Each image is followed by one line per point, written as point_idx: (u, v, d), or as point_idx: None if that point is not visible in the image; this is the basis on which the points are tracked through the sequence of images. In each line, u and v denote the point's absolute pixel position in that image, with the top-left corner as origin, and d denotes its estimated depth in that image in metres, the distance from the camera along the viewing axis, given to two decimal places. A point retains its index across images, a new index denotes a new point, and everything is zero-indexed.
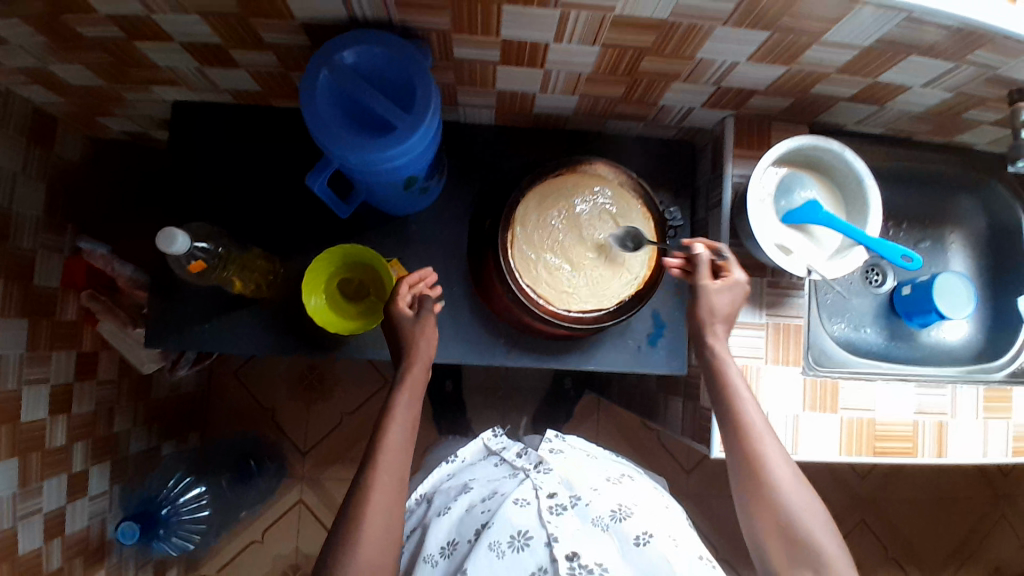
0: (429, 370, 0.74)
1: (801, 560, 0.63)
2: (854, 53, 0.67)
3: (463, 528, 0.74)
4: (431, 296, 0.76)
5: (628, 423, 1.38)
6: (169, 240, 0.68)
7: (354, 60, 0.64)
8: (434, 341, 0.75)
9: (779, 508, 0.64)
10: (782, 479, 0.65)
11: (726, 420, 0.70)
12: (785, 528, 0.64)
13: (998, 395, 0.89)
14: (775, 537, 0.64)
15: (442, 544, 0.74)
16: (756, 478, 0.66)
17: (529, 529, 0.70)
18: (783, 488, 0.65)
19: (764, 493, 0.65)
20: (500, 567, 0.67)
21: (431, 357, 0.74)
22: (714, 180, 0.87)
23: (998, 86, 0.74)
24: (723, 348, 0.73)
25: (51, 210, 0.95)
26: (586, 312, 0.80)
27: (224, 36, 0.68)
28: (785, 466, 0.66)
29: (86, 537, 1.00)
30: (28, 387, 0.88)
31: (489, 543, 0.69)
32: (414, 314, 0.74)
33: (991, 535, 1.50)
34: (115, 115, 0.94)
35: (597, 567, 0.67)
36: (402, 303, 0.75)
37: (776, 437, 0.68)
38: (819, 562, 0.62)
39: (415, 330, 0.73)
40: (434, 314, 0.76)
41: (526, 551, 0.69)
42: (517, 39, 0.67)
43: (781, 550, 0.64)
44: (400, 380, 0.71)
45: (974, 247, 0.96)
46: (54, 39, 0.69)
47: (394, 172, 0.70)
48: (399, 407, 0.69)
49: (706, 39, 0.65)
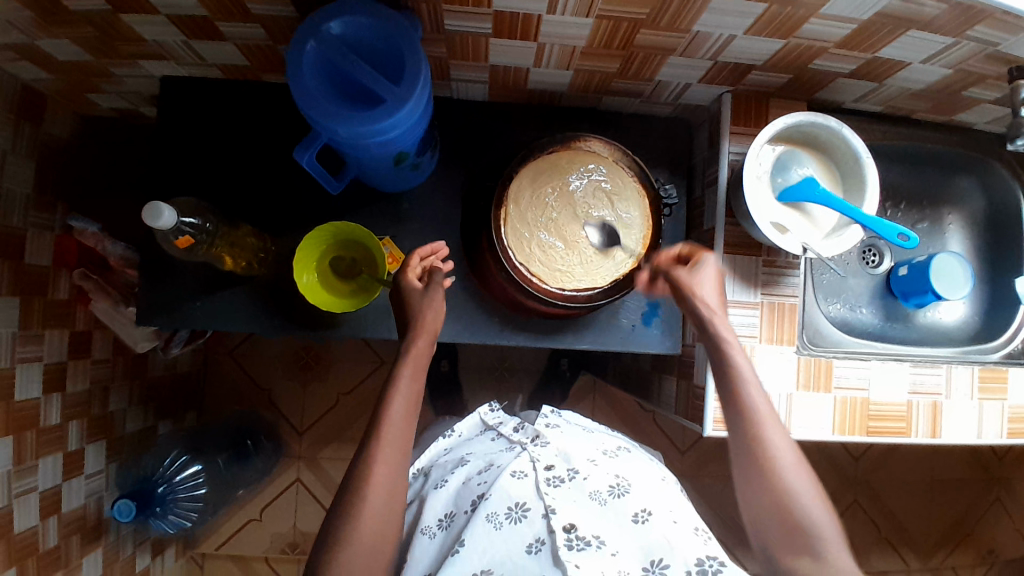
0: (434, 345, 0.72)
1: (800, 548, 0.63)
2: (853, 27, 0.65)
3: (460, 500, 0.74)
4: (441, 270, 0.76)
5: (623, 404, 1.38)
6: (155, 214, 0.67)
7: (341, 31, 0.62)
8: (443, 314, 0.74)
9: (782, 496, 0.63)
10: (785, 468, 0.64)
11: (731, 403, 0.68)
12: (785, 516, 0.63)
13: (994, 376, 0.88)
14: (773, 525, 0.64)
15: (440, 516, 0.74)
16: (758, 466, 0.65)
17: (526, 501, 0.70)
18: (785, 476, 0.64)
19: (764, 483, 0.65)
20: (498, 539, 0.67)
21: (436, 330, 0.72)
22: (711, 157, 0.86)
23: (999, 63, 0.73)
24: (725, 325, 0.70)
25: (41, 189, 0.95)
26: (580, 291, 0.79)
27: (210, 8, 0.67)
28: (790, 452, 0.65)
29: (82, 515, 1.00)
30: (22, 366, 0.87)
31: (487, 514, 0.68)
32: (423, 286, 0.74)
33: (984, 518, 1.51)
34: (103, 91, 0.93)
35: (595, 539, 0.66)
36: (412, 274, 0.75)
37: (780, 425, 0.67)
38: (821, 553, 0.62)
39: (421, 302, 0.72)
40: (443, 287, 0.75)
41: (523, 522, 0.69)
42: (509, 11, 0.66)
43: (780, 539, 0.64)
44: (404, 352, 0.70)
45: (972, 228, 0.95)
46: (38, 12, 0.67)
47: (383, 147, 0.69)
48: (400, 390, 0.67)
49: (703, 11, 0.64)
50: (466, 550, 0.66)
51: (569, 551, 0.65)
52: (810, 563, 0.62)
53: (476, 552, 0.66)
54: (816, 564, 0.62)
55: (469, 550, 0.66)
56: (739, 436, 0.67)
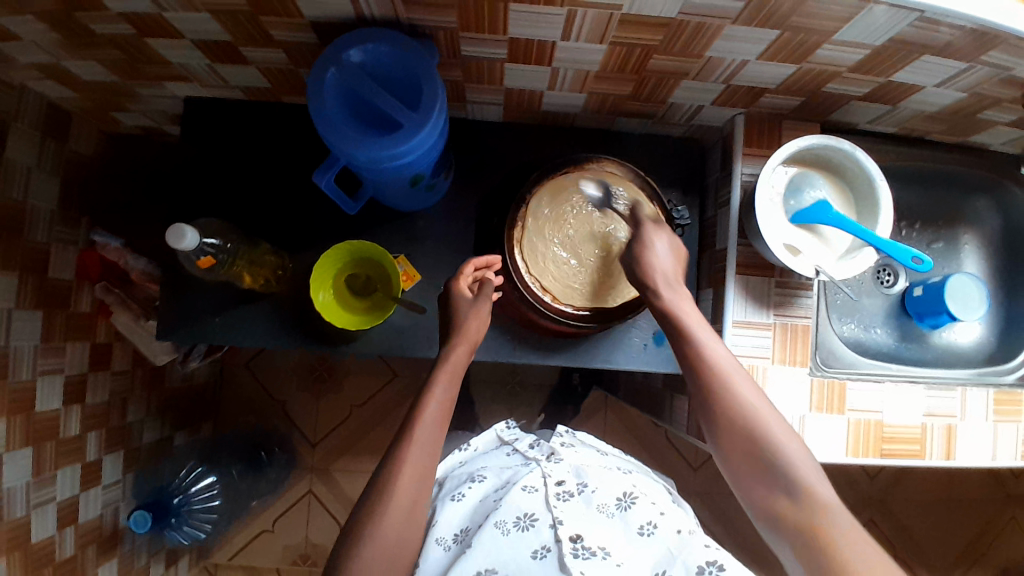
0: (473, 353, 0.75)
1: (776, 488, 0.59)
2: (865, 52, 0.66)
3: (476, 514, 0.74)
4: (491, 281, 0.80)
5: (635, 420, 1.38)
6: (178, 236, 0.69)
7: (361, 58, 0.64)
8: (485, 326, 0.77)
9: (749, 433, 0.61)
10: (750, 408, 0.62)
11: (689, 365, 0.67)
12: (754, 455, 0.60)
13: (1008, 399, 0.88)
14: (746, 471, 0.61)
15: (455, 531, 0.73)
16: (717, 409, 0.63)
17: (534, 511, 0.70)
18: (754, 416, 0.62)
19: (726, 426, 0.63)
20: (505, 545, 0.67)
21: (478, 340, 0.76)
22: (723, 178, 0.87)
23: (1014, 87, 0.73)
24: (678, 299, 0.72)
25: (66, 204, 0.97)
26: (609, 308, 0.81)
27: (234, 33, 0.69)
28: (753, 392, 0.64)
29: (99, 525, 1.02)
30: (44, 377, 0.89)
31: (495, 521, 0.68)
32: (473, 296, 0.79)
33: (1002, 539, 1.48)
34: (128, 110, 0.95)
35: (600, 550, 0.66)
36: (464, 283, 0.79)
37: (747, 375, 0.65)
38: (796, 488, 0.58)
39: (466, 312, 0.76)
40: (491, 299, 0.79)
41: (531, 530, 0.68)
42: (524, 38, 0.67)
43: (755, 483, 0.60)
44: (444, 359, 0.73)
45: (989, 248, 0.95)
46: (67, 35, 0.69)
47: (400, 170, 0.70)
48: (435, 394, 0.69)
49: (716, 37, 0.64)
50: (474, 549, 0.66)
51: (575, 559, 0.65)
52: (785, 502, 0.58)
53: (482, 553, 0.66)
54: (793, 505, 0.57)
55: (477, 555, 0.66)
56: (697, 389, 0.66)
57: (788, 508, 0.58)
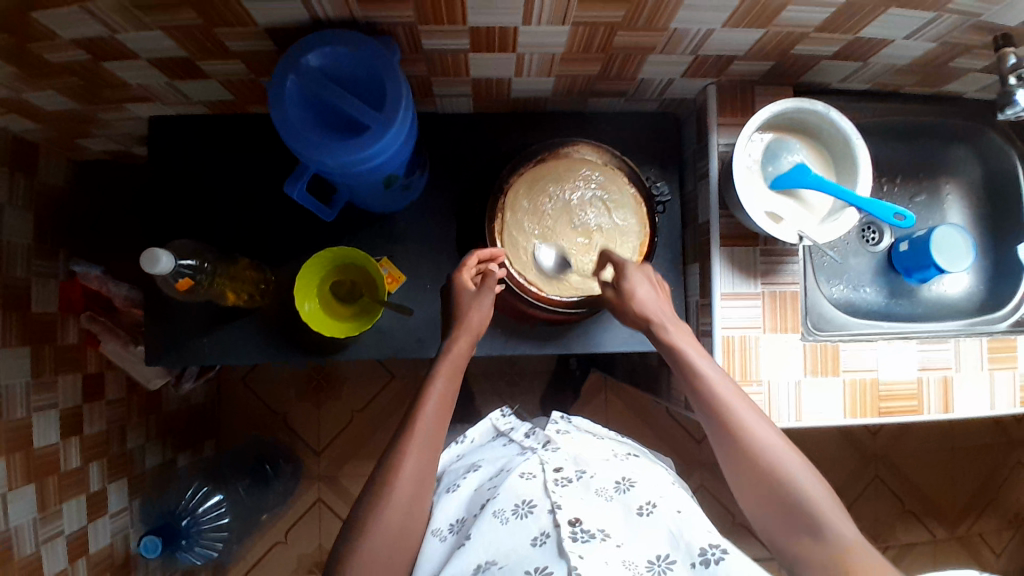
0: (475, 344, 0.75)
1: (799, 527, 0.61)
2: (831, 11, 0.65)
3: (471, 505, 0.73)
4: (495, 273, 0.76)
5: (635, 400, 1.38)
6: (153, 260, 0.68)
7: (320, 62, 0.63)
8: (489, 318, 0.76)
9: (766, 476, 0.63)
10: (768, 452, 0.64)
11: (705, 408, 0.68)
12: (776, 499, 0.63)
13: (1003, 345, 0.88)
14: (768, 512, 0.63)
15: (450, 521, 0.72)
16: (738, 453, 0.65)
17: (533, 498, 0.70)
18: (773, 459, 0.64)
19: (743, 467, 0.65)
20: (504, 533, 0.66)
21: (481, 331, 0.75)
22: (701, 151, 0.86)
23: (982, 33, 0.73)
24: (687, 343, 0.72)
25: (42, 238, 0.96)
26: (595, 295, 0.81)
27: (189, 48, 0.67)
28: (768, 434, 0.66)
29: (110, 554, 1.02)
30: (38, 414, 0.89)
31: (494, 510, 0.68)
32: (477, 288, 0.77)
33: (1007, 484, 1.50)
34: (93, 136, 0.94)
35: (599, 532, 0.66)
36: (467, 276, 0.77)
37: (762, 415, 0.67)
38: (822, 531, 0.60)
39: (469, 304, 0.75)
40: (495, 290, 0.77)
41: (529, 517, 0.68)
42: (485, 26, 0.66)
43: (781, 527, 0.63)
44: (445, 354, 0.73)
45: (970, 196, 0.95)
46: (22, 67, 0.68)
47: (372, 173, 0.70)
48: (434, 390, 0.68)
49: (678, 8, 0.63)
50: (472, 542, 0.65)
51: (574, 543, 0.64)
52: (813, 543, 0.61)
53: (480, 545, 0.65)
54: (819, 543, 0.60)
55: (476, 544, 0.65)
56: (715, 429, 0.68)
57: (817, 552, 0.60)
